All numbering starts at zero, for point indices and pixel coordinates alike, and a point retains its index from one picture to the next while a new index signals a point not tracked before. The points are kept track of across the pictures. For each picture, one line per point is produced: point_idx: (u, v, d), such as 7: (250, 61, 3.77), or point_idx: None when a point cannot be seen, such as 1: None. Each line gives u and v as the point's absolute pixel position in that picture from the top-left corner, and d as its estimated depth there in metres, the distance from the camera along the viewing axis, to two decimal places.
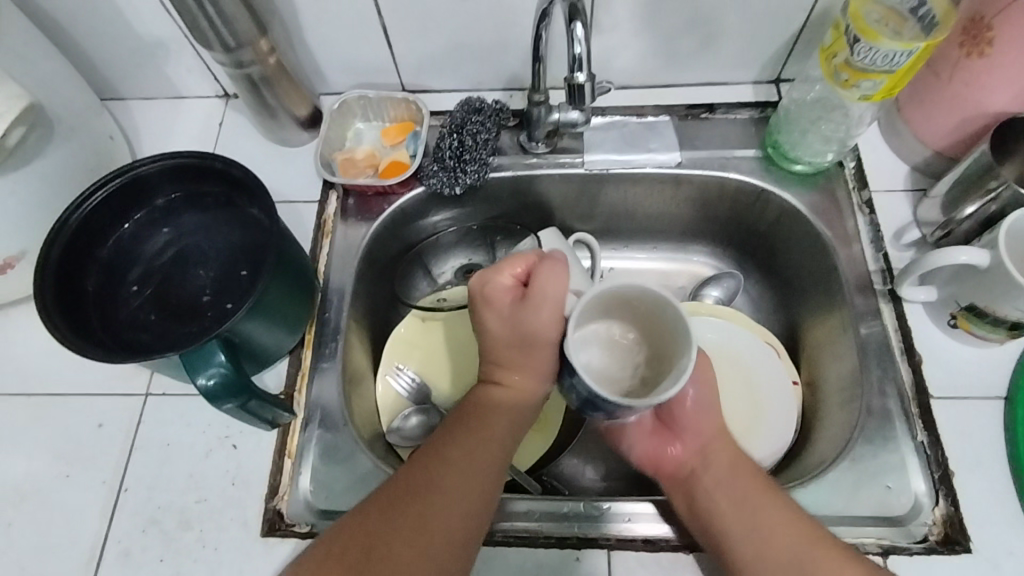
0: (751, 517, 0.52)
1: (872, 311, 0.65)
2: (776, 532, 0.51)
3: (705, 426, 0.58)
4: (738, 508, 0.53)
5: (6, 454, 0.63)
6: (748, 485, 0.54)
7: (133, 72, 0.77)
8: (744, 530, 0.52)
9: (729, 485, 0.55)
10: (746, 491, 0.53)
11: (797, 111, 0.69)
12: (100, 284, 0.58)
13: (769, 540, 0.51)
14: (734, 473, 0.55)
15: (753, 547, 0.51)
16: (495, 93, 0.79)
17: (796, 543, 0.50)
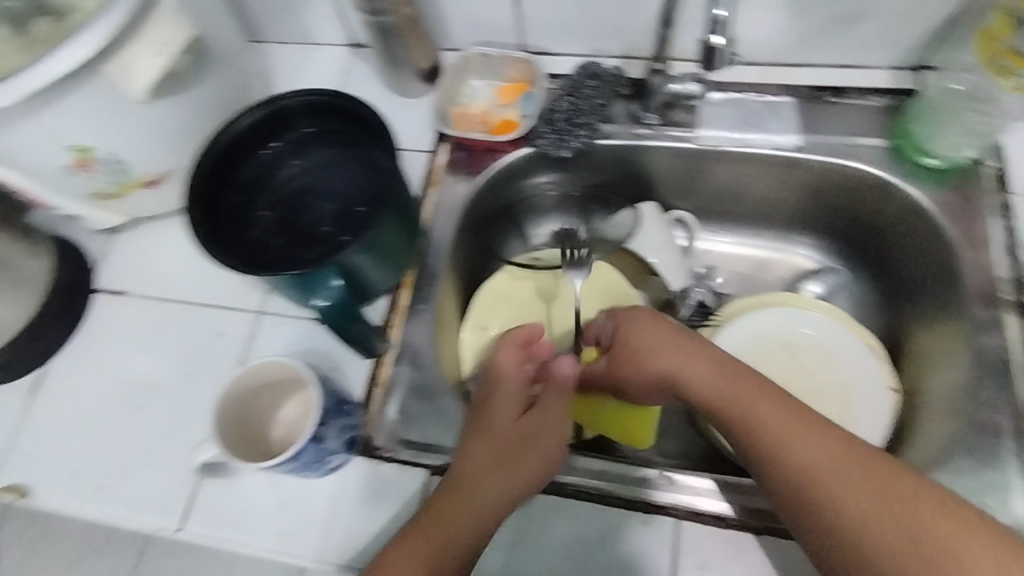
0: (829, 504, 0.45)
1: (994, 322, 0.61)
2: (790, 464, 0.47)
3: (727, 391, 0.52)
4: (792, 486, 0.47)
5: (142, 348, 0.70)
6: (776, 442, 0.48)
7: (274, 15, 0.82)
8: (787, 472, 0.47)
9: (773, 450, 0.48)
10: (769, 433, 0.49)
11: (943, 104, 0.65)
12: (235, 205, 0.63)
13: (805, 486, 0.46)
14: (762, 433, 0.49)
15: (818, 515, 0.45)
16: (612, 60, 0.78)
17: (886, 514, 0.43)
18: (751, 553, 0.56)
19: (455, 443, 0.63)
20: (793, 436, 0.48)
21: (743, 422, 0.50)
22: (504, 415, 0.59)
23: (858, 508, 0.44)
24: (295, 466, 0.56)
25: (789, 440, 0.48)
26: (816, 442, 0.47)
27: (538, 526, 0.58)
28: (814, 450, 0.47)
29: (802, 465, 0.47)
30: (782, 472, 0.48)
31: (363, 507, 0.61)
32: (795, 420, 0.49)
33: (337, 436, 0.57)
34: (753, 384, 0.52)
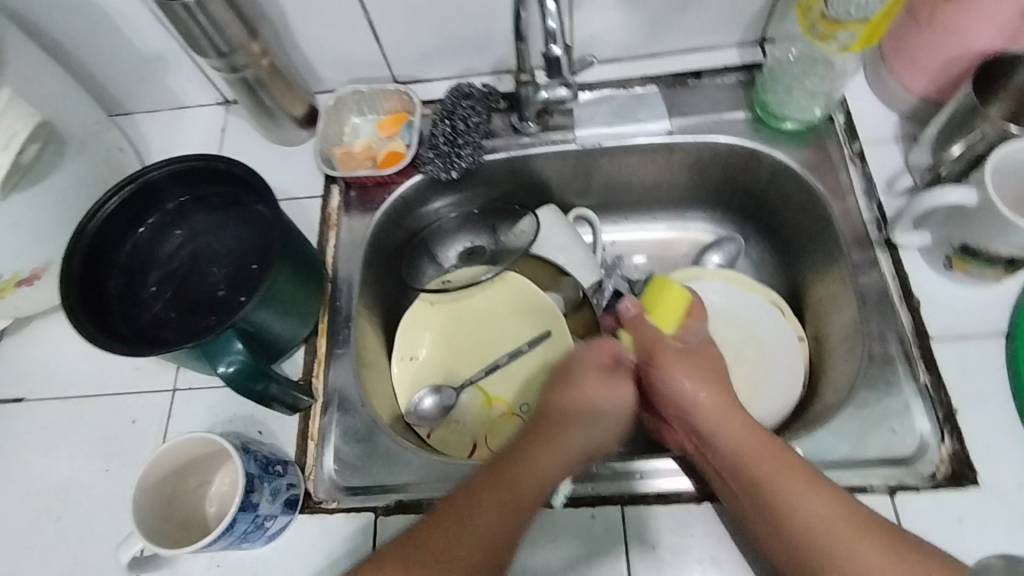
0: (761, 498, 0.51)
1: (869, 261, 0.66)
2: (768, 488, 0.51)
3: (712, 401, 0.57)
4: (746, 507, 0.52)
5: (50, 453, 0.66)
6: (756, 468, 0.52)
7: (136, 87, 0.80)
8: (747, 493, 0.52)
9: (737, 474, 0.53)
10: (733, 452, 0.54)
11: (780, 69, 0.70)
12: (121, 286, 0.61)
13: (776, 510, 0.50)
14: (737, 455, 0.53)
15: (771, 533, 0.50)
16: (483, 78, 0.81)
17: (838, 537, 0.48)
18: (698, 524, 0.57)
19: (399, 481, 0.62)
20: (746, 440, 0.54)
21: (699, 407, 0.57)
22: (562, 428, 0.57)
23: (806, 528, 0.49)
24: (231, 540, 0.54)
25: (748, 446, 0.53)
26: (769, 452, 0.53)
27: None
28: (759, 453, 0.53)
29: (751, 465, 0.52)
30: (725, 465, 0.54)
31: (314, 566, 0.59)
32: (746, 428, 0.55)
33: (271, 498, 0.56)
34: (727, 401, 0.57)
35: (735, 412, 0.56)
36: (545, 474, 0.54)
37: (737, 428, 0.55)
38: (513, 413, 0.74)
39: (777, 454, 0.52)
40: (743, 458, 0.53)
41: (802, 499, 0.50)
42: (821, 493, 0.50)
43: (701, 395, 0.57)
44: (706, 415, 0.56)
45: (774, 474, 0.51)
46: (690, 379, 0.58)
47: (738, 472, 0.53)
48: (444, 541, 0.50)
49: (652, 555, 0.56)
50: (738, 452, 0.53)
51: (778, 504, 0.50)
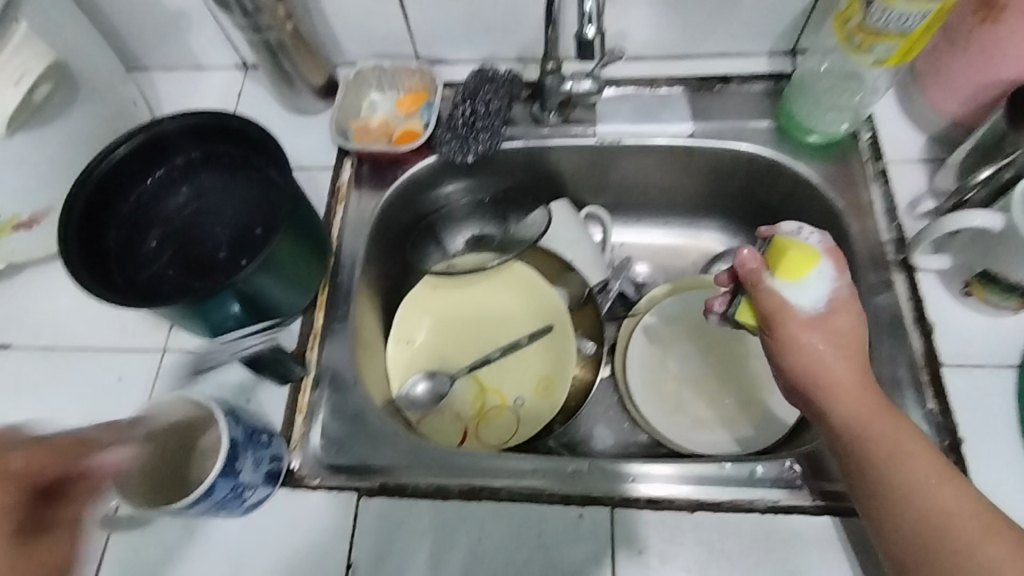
0: (878, 467, 0.47)
1: (885, 282, 0.64)
2: (879, 467, 0.47)
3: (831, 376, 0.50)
4: (855, 451, 0.49)
5: (30, 402, 0.65)
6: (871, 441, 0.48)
7: (156, 43, 0.79)
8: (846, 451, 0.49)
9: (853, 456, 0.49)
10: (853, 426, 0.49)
11: (811, 81, 0.69)
12: (121, 240, 0.60)
13: (884, 500, 0.47)
14: (840, 396, 0.49)
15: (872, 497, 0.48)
16: (508, 64, 0.79)
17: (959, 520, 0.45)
18: (689, 531, 0.55)
19: (386, 462, 0.61)
20: (860, 402, 0.49)
21: (839, 394, 0.49)
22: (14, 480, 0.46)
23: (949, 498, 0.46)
24: (208, 506, 0.52)
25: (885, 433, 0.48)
26: (900, 433, 0.48)
27: (467, 544, 0.56)
28: (889, 429, 0.48)
29: (878, 443, 0.48)
30: (839, 442, 0.49)
31: (289, 542, 0.57)
32: (864, 393, 0.49)
33: (253, 468, 0.54)
34: (851, 371, 0.50)
35: (861, 388, 0.50)
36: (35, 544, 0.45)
37: (865, 407, 0.49)
38: (506, 407, 0.73)
39: (891, 425, 0.48)
40: (865, 435, 0.48)
41: (927, 478, 0.46)
42: (929, 468, 0.47)
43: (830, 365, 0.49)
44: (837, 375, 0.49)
45: (896, 451, 0.47)
46: (812, 360, 0.50)
47: (857, 444, 0.48)
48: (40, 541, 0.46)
49: (639, 561, 0.55)
50: (858, 428, 0.49)
51: (885, 470, 0.47)
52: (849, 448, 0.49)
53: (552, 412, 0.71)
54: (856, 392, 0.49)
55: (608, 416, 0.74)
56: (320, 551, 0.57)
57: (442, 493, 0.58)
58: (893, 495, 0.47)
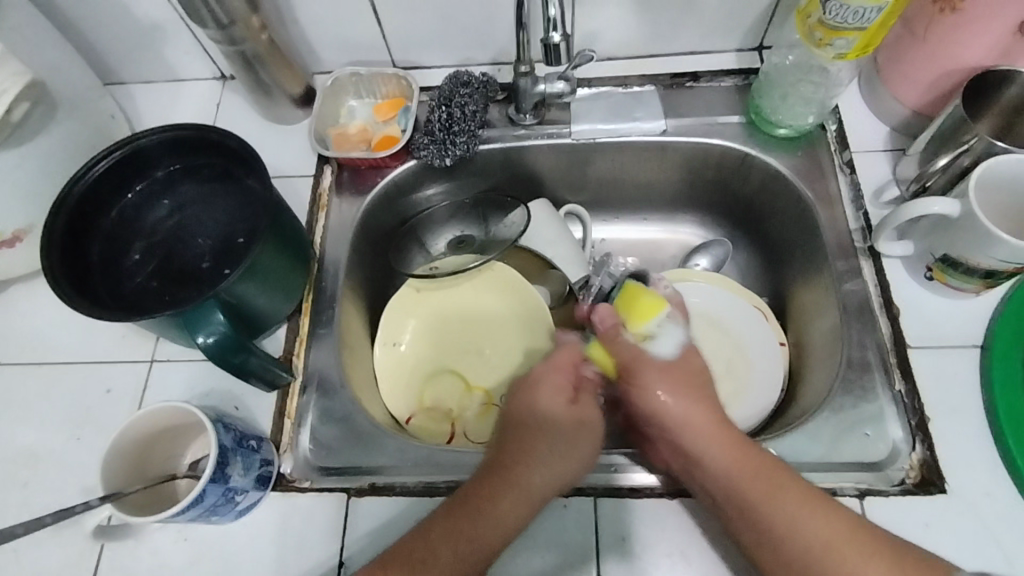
0: (744, 508, 0.52)
1: (854, 270, 0.66)
2: (759, 514, 0.51)
3: (692, 422, 0.57)
4: (724, 490, 0.53)
5: (19, 418, 0.65)
6: (745, 486, 0.53)
7: (132, 56, 0.79)
8: (723, 494, 0.53)
9: (729, 498, 0.53)
10: (720, 477, 0.54)
11: (777, 75, 0.71)
12: (104, 253, 0.60)
13: (769, 534, 0.51)
14: (699, 447, 0.55)
15: (760, 545, 0.51)
16: (483, 68, 0.81)
17: (839, 549, 0.49)
18: (670, 518, 0.57)
19: (377, 463, 0.62)
20: (730, 462, 0.54)
21: (707, 464, 0.55)
22: (523, 417, 0.60)
23: (822, 530, 0.49)
24: (199, 512, 0.53)
25: (742, 470, 0.53)
26: (762, 472, 0.53)
27: None
28: (758, 480, 0.53)
29: (752, 499, 0.52)
30: (720, 490, 0.53)
31: (281, 544, 0.58)
32: (734, 444, 0.55)
33: (243, 473, 0.55)
34: (711, 422, 0.56)
35: (724, 434, 0.56)
36: (539, 478, 0.56)
37: (734, 458, 0.54)
38: (491, 404, 0.73)
39: (763, 464, 0.54)
40: (739, 488, 0.53)
41: (791, 505, 0.51)
42: (804, 504, 0.51)
43: (686, 415, 0.57)
44: (693, 437, 0.56)
45: (765, 496, 0.52)
46: (683, 406, 0.57)
47: (733, 502, 0.53)
48: (491, 497, 0.55)
49: (623, 548, 0.56)
50: (728, 484, 0.53)
51: (770, 514, 0.51)
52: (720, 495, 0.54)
53: None
54: (720, 437, 0.56)
55: None
56: (312, 552, 0.58)
57: (432, 490, 0.59)
58: (780, 537, 0.50)
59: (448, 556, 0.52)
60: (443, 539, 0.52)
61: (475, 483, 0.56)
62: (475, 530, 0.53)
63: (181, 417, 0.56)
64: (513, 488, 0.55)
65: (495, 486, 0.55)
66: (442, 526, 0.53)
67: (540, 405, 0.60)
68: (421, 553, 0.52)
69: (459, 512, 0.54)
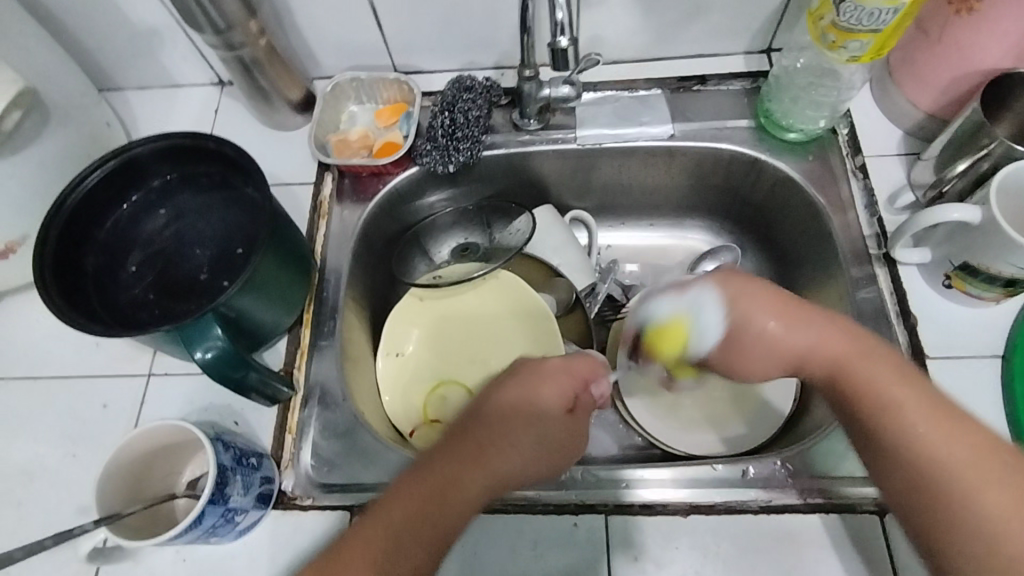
0: (872, 421, 0.44)
1: (868, 277, 0.65)
2: (898, 434, 0.43)
3: (794, 345, 0.47)
4: (848, 393, 0.46)
5: (13, 435, 0.64)
6: (880, 400, 0.44)
7: (128, 62, 0.78)
8: (839, 397, 0.46)
9: (849, 406, 0.46)
10: (840, 382, 0.46)
11: (787, 78, 0.70)
12: (99, 266, 0.59)
13: (890, 457, 0.43)
14: (807, 356, 0.47)
15: (881, 468, 0.44)
16: (486, 72, 0.79)
17: (970, 480, 0.41)
18: (684, 536, 0.55)
19: (377, 479, 0.60)
20: (827, 345, 0.47)
21: (807, 349, 0.47)
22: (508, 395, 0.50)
23: (967, 464, 0.41)
24: (199, 533, 0.51)
25: (885, 386, 0.44)
26: (893, 384, 0.44)
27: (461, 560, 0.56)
28: (891, 392, 0.44)
29: (880, 397, 0.44)
30: (830, 389, 0.47)
31: (282, 565, 0.57)
32: (851, 347, 0.46)
33: (243, 492, 0.53)
34: (849, 345, 0.46)
35: (852, 348, 0.46)
36: (516, 468, 0.48)
37: (843, 364, 0.46)
38: None
39: (908, 383, 0.44)
40: (869, 393, 0.45)
41: (917, 419, 0.43)
42: (940, 425, 0.43)
43: (815, 342, 0.47)
44: (809, 333, 0.47)
45: (903, 410, 0.43)
46: (776, 323, 0.47)
47: (861, 401, 0.45)
48: (459, 479, 0.47)
49: (635, 566, 0.55)
50: (867, 392, 0.45)
51: (894, 428, 0.43)
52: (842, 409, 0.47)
53: None
54: (859, 351, 0.46)
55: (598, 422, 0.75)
56: None
57: None
58: (913, 452, 0.42)
59: (399, 555, 0.44)
60: (398, 513, 0.45)
61: (442, 458, 0.48)
62: (431, 517, 0.46)
63: (176, 435, 0.54)
64: (486, 474, 0.47)
65: (465, 467, 0.47)
66: (409, 508, 0.46)
67: (544, 387, 0.50)
68: (364, 540, 0.45)
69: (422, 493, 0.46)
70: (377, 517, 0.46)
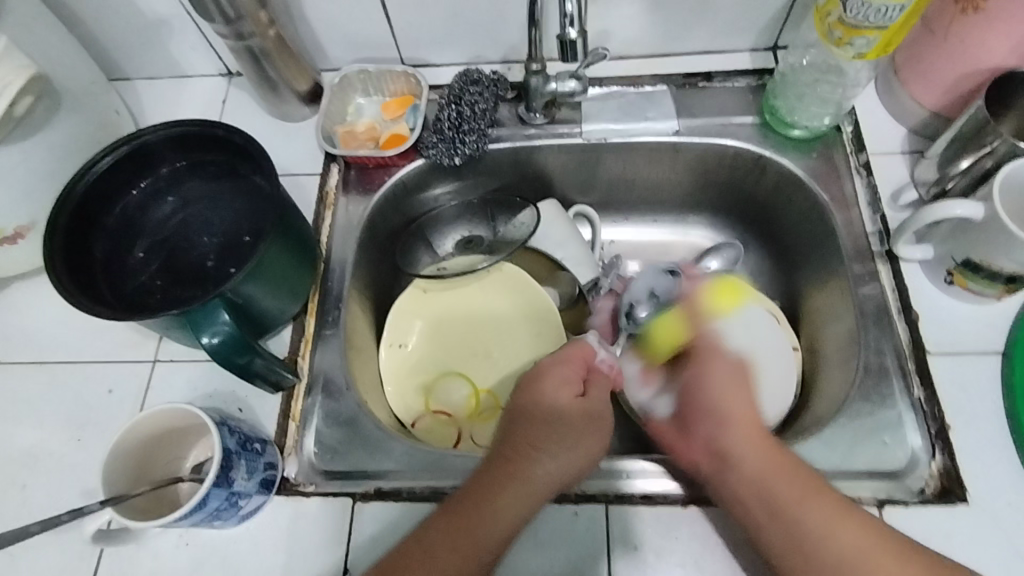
0: (777, 513, 0.50)
1: (870, 273, 0.65)
2: (801, 524, 0.49)
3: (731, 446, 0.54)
4: (750, 485, 0.52)
5: (19, 418, 0.64)
6: (780, 497, 0.50)
7: (138, 52, 0.78)
8: (748, 502, 0.51)
9: (762, 501, 0.51)
10: (750, 485, 0.52)
11: (794, 75, 0.70)
12: (107, 251, 0.59)
13: (801, 545, 0.49)
14: (731, 455, 0.54)
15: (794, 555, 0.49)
16: (493, 66, 0.79)
17: (868, 562, 0.47)
18: (684, 526, 0.56)
19: (380, 467, 0.61)
20: (746, 426, 0.56)
21: (729, 423, 0.56)
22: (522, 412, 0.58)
23: (858, 549, 0.47)
24: (204, 515, 0.52)
25: (781, 482, 0.51)
26: (794, 477, 0.51)
27: None
28: (793, 488, 0.51)
29: (795, 505, 0.50)
30: (741, 490, 0.52)
31: (285, 549, 0.57)
32: (766, 445, 0.54)
33: (247, 476, 0.54)
34: (770, 453, 0.53)
35: (764, 448, 0.54)
36: (547, 470, 0.55)
37: (765, 463, 0.53)
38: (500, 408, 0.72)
39: (808, 486, 0.51)
40: (772, 488, 0.51)
41: (812, 510, 0.49)
42: (840, 516, 0.49)
43: (737, 445, 0.54)
44: (729, 434, 0.56)
45: (803, 507, 0.50)
46: (736, 443, 0.55)
47: (762, 501, 0.51)
48: (500, 488, 0.54)
49: (635, 556, 0.55)
50: (762, 485, 0.51)
51: (795, 513, 0.50)
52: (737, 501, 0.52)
53: None
54: (765, 446, 0.54)
55: None
56: (317, 557, 0.57)
57: (438, 495, 0.58)
58: (816, 542, 0.48)
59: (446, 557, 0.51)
60: (439, 525, 0.52)
61: (481, 477, 0.55)
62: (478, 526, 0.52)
63: (183, 418, 0.55)
64: (520, 481, 0.54)
65: (500, 483, 0.54)
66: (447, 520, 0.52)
67: (546, 393, 0.58)
68: (418, 557, 0.51)
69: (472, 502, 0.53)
70: (433, 528, 0.52)
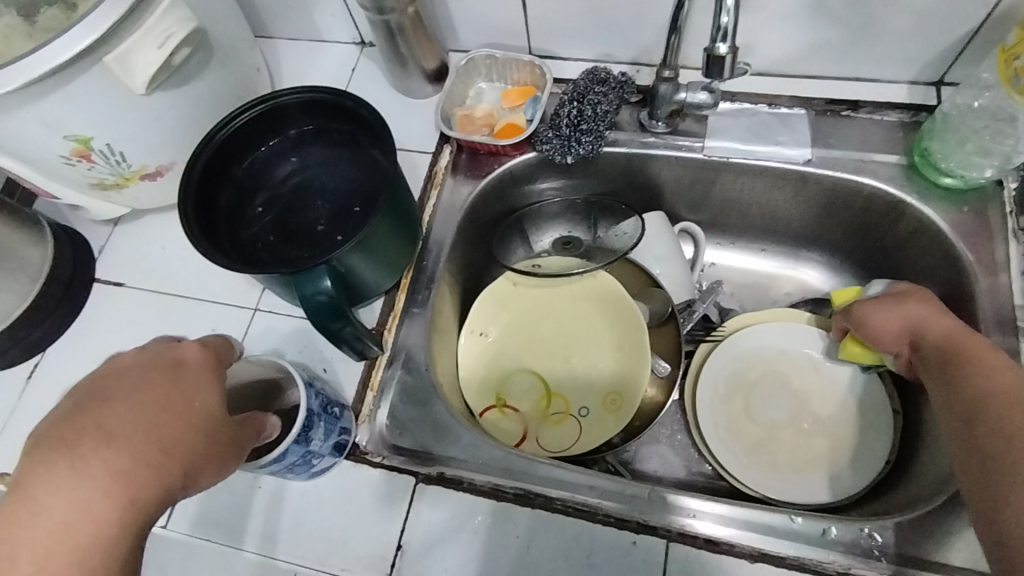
0: (959, 396, 0.52)
1: (1010, 350, 0.58)
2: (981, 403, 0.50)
3: (944, 331, 0.56)
4: (979, 387, 0.51)
5: (134, 340, 0.70)
6: (972, 384, 0.51)
7: (284, 14, 0.82)
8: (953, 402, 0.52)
9: (944, 378, 0.54)
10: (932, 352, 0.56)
11: (959, 117, 0.63)
12: (231, 201, 0.63)
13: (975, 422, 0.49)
14: (948, 345, 0.55)
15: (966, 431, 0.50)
16: (621, 67, 0.77)
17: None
18: None
19: (447, 454, 0.61)
20: (961, 338, 0.55)
21: (925, 330, 0.58)
22: (159, 398, 0.44)
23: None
24: (280, 467, 0.54)
25: (996, 374, 0.51)
26: (982, 362, 0.52)
27: (516, 553, 0.56)
28: (984, 374, 0.51)
29: (970, 372, 0.52)
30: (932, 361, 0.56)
31: (347, 512, 0.59)
32: (972, 339, 0.54)
33: (323, 439, 0.56)
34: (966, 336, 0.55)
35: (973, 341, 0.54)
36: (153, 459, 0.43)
37: (947, 337, 0.56)
38: (570, 414, 0.72)
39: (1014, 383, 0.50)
40: (984, 381, 0.51)
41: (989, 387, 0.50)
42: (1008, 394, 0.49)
43: (953, 333, 0.56)
44: (930, 324, 0.58)
45: (985, 387, 0.51)
46: (912, 312, 0.59)
47: (944, 378, 0.54)
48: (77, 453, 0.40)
49: None
50: (968, 376, 0.52)
51: (972, 389, 0.51)
52: (941, 384, 0.54)
53: (617, 426, 0.70)
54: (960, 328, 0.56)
55: (671, 443, 0.72)
56: (374, 527, 0.58)
57: (498, 494, 0.58)
58: (988, 414, 0.49)
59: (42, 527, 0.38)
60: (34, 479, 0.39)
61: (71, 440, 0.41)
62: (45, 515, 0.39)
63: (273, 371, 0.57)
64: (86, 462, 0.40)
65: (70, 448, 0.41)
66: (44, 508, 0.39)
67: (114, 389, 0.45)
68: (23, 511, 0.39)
69: (87, 544, 0.38)
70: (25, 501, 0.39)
